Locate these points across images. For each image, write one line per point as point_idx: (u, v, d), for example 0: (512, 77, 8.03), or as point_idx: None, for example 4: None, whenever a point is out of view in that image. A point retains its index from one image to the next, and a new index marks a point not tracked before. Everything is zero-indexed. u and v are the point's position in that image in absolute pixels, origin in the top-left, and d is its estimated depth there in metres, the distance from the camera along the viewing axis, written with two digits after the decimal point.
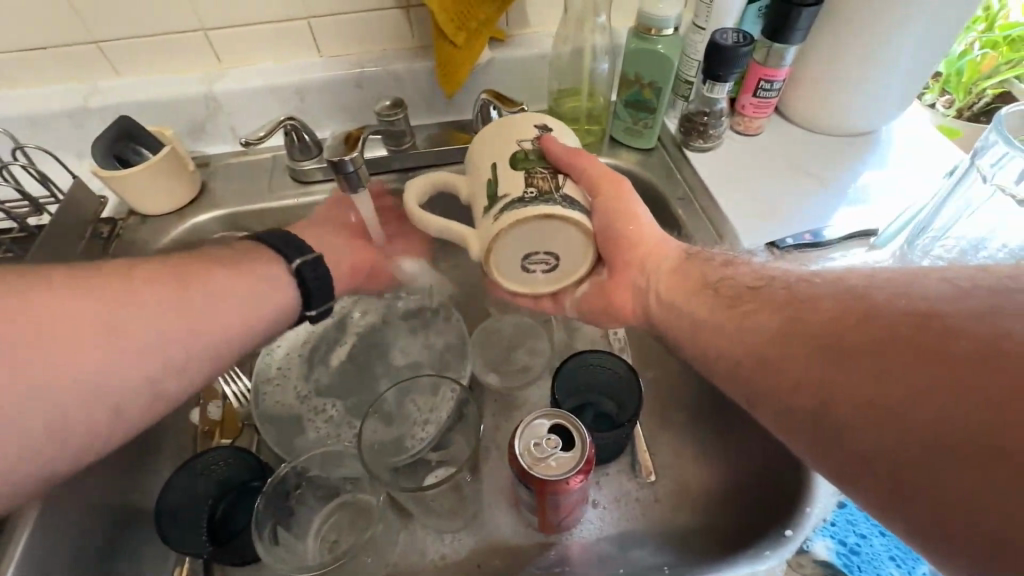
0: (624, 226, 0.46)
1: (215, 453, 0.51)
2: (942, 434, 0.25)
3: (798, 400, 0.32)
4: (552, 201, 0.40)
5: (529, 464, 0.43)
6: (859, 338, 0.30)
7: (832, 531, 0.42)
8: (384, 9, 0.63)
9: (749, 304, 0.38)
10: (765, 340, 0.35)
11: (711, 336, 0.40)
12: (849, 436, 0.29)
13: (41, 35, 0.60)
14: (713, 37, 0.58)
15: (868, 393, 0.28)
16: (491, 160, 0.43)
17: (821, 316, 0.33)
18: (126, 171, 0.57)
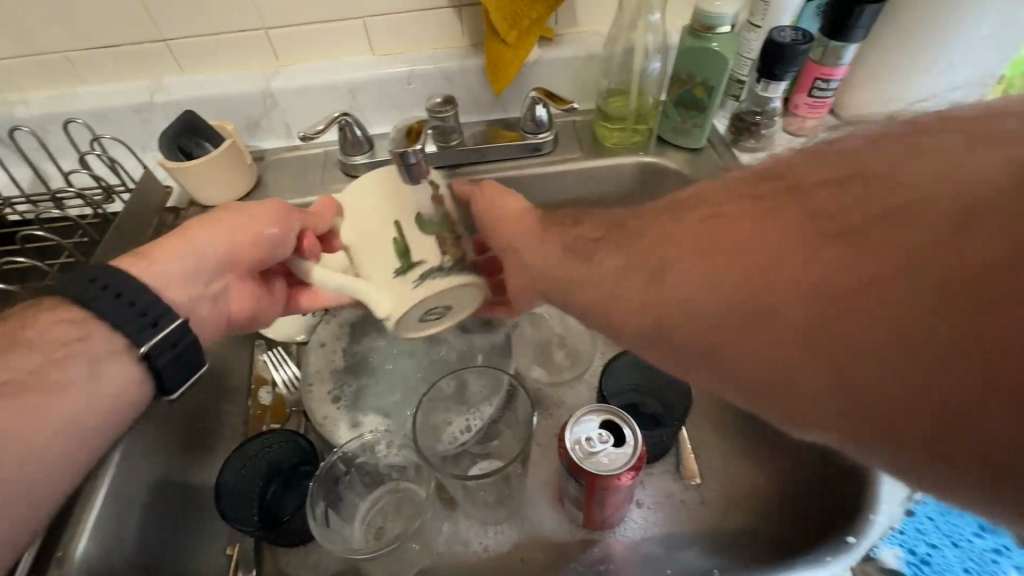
0: (503, 212, 0.49)
1: (270, 436, 0.52)
2: (960, 366, 0.21)
3: (770, 349, 0.27)
4: (464, 270, 0.43)
5: (580, 458, 0.42)
6: (788, 248, 0.27)
7: (901, 539, 0.40)
8: (438, 9, 0.65)
9: (660, 239, 0.35)
10: (679, 283, 0.32)
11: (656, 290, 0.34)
12: (802, 365, 0.26)
13: (114, 33, 0.63)
14: (770, 35, 0.57)
15: (859, 331, 0.24)
16: (390, 218, 0.41)
17: (741, 235, 0.30)
18: (191, 163, 0.59)
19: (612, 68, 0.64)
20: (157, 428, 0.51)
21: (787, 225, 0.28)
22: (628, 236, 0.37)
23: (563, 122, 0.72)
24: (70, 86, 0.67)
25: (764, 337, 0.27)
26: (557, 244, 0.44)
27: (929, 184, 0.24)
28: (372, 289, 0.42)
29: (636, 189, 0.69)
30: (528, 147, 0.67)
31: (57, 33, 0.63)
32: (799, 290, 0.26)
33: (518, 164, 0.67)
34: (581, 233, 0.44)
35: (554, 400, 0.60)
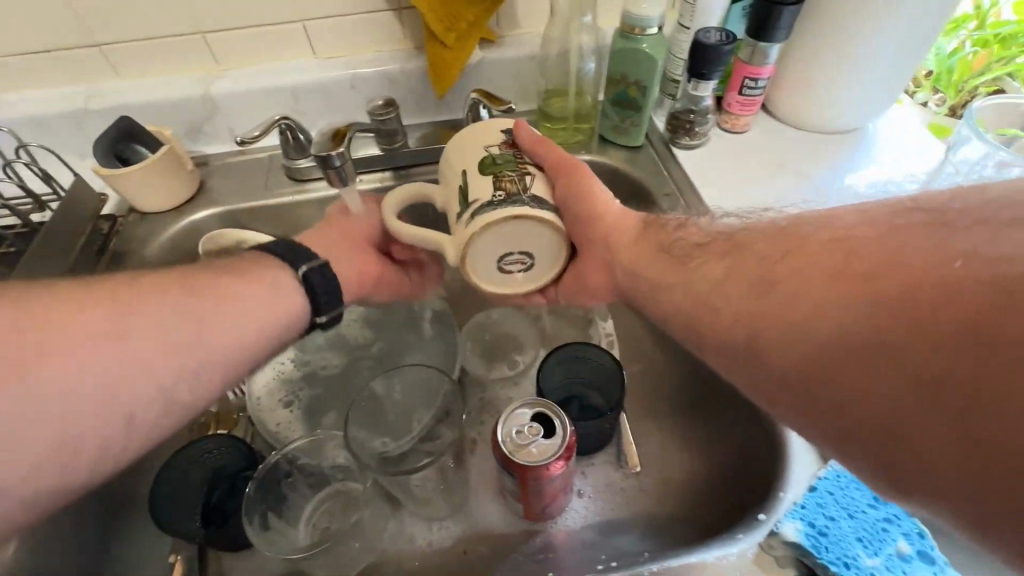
0: (582, 210, 0.46)
1: (210, 441, 0.52)
2: (962, 431, 0.24)
3: (809, 395, 0.31)
4: (519, 203, 0.40)
5: (511, 451, 0.44)
6: (834, 302, 0.30)
7: (802, 514, 0.43)
8: (378, 11, 0.65)
9: (756, 261, 0.38)
10: (738, 307, 0.37)
11: (712, 311, 0.39)
12: (837, 410, 0.30)
13: (45, 39, 0.62)
14: (697, 36, 0.59)
15: (884, 389, 0.27)
16: (460, 166, 0.43)
17: (812, 272, 0.33)
18: (126, 170, 0.59)
19: (551, 69, 0.65)
20: None
21: (848, 271, 0.31)
22: (736, 247, 0.40)
23: (508, 122, 0.73)
24: (1, 93, 0.66)
25: (802, 373, 0.31)
26: (652, 253, 0.46)
27: (1001, 257, 0.25)
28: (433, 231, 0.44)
29: None
30: None
31: None
32: (835, 336, 0.30)
33: None
34: (680, 241, 0.45)
35: (500, 396, 0.61)
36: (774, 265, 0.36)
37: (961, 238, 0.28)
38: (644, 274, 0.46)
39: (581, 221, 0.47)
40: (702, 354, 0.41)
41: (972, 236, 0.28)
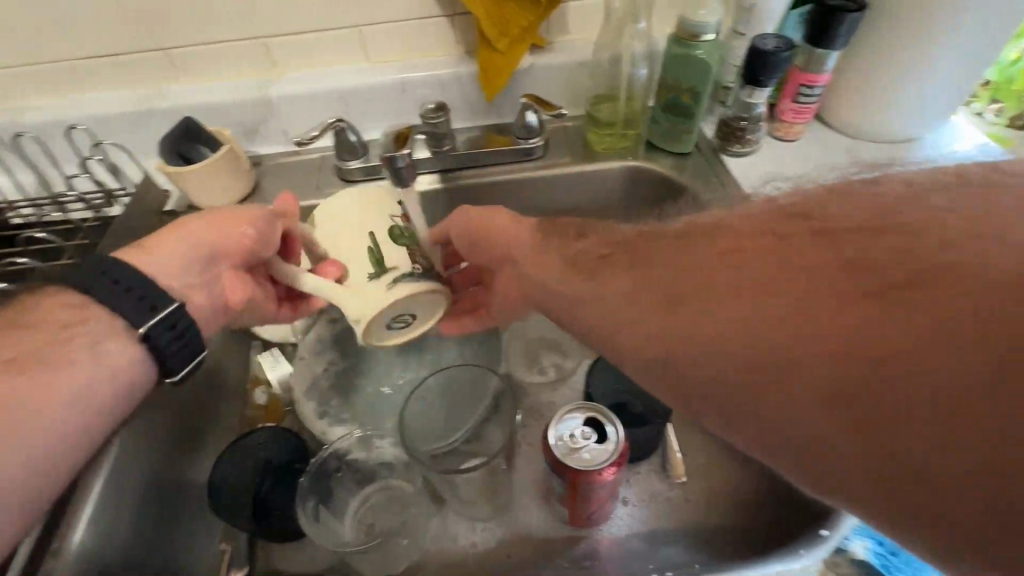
0: (496, 236, 0.49)
1: (261, 434, 0.54)
2: (920, 439, 0.24)
3: (753, 405, 0.29)
4: (433, 276, 0.43)
5: (564, 454, 0.43)
6: (777, 309, 0.29)
7: (871, 532, 0.42)
8: (432, 18, 0.67)
9: (694, 267, 0.34)
10: (677, 320, 0.33)
11: (637, 323, 0.36)
12: (786, 424, 0.28)
13: (118, 42, 0.65)
14: (754, 43, 0.59)
15: (832, 397, 0.26)
16: (368, 228, 0.42)
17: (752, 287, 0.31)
18: (188, 168, 0.61)
19: (601, 75, 0.65)
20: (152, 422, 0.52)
21: (798, 281, 0.29)
22: (641, 260, 0.38)
23: (555, 127, 0.73)
24: (74, 93, 0.69)
25: (746, 390, 0.30)
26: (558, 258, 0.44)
27: (935, 265, 0.26)
28: (346, 296, 0.40)
29: (625, 193, 0.70)
30: (519, 152, 0.69)
31: (60, 39, 0.64)
32: (781, 352, 0.28)
33: (511, 169, 0.69)
34: (584, 247, 0.43)
35: (542, 401, 0.61)
36: (715, 271, 0.33)
37: (892, 245, 0.28)
38: (547, 282, 0.44)
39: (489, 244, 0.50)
40: (633, 368, 0.37)
41: (901, 239, 0.28)
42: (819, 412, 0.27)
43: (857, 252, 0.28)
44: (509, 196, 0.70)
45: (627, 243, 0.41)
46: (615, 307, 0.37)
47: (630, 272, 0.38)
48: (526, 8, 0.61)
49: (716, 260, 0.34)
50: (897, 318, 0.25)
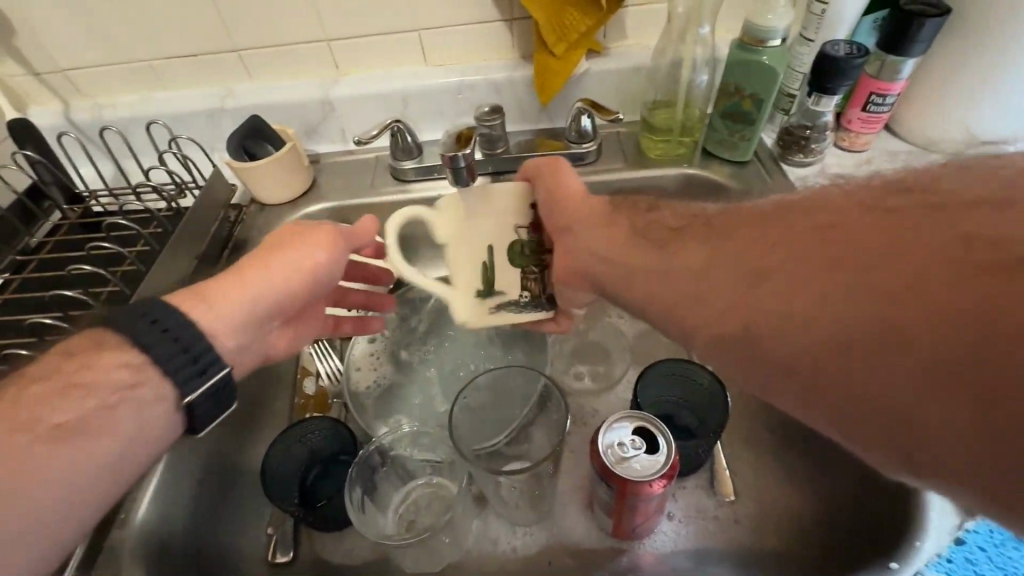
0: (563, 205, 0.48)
1: (313, 422, 0.54)
2: (944, 369, 0.24)
3: (782, 350, 0.30)
4: (539, 305, 0.51)
5: (612, 462, 0.43)
6: (808, 262, 0.31)
7: (948, 568, 0.42)
8: (491, 22, 0.67)
9: (762, 244, 0.34)
10: (743, 290, 0.33)
11: (678, 280, 0.38)
12: (809, 363, 0.29)
13: (193, 44, 0.69)
14: (823, 49, 0.57)
15: (859, 333, 0.27)
16: (488, 240, 0.48)
17: (819, 255, 0.31)
18: (252, 164, 0.64)
19: (659, 80, 0.64)
20: None
21: (859, 250, 0.29)
22: (704, 232, 0.39)
23: (608, 133, 0.73)
24: (153, 92, 0.73)
25: (766, 341, 0.31)
26: (622, 232, 0.45)
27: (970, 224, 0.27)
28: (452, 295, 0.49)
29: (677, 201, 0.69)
30: (571, 156, 0.69)
31: (143, 40, 0.68)
32: (811, 303, 0.29)
33: None
34: (654, 221, 0.44)
35: (587, 407, 0.60)
36: (783, 245, 0.33)
37: (975, 219, 0.27)
38: (612, 254, 0.44)
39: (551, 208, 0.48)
40: (675, 333, 0.39)
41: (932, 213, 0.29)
42: (877, 367, 0.26)
43: (923, 226, 0.28)
44: None
45: (700, 223, 0.41)
46: (685, 279, 0.38)
47: (703, 247, 0.38)
48: (586, 12, 0.61)
49: (784, 235, 0.34)
50: (960, 286, 0.24)
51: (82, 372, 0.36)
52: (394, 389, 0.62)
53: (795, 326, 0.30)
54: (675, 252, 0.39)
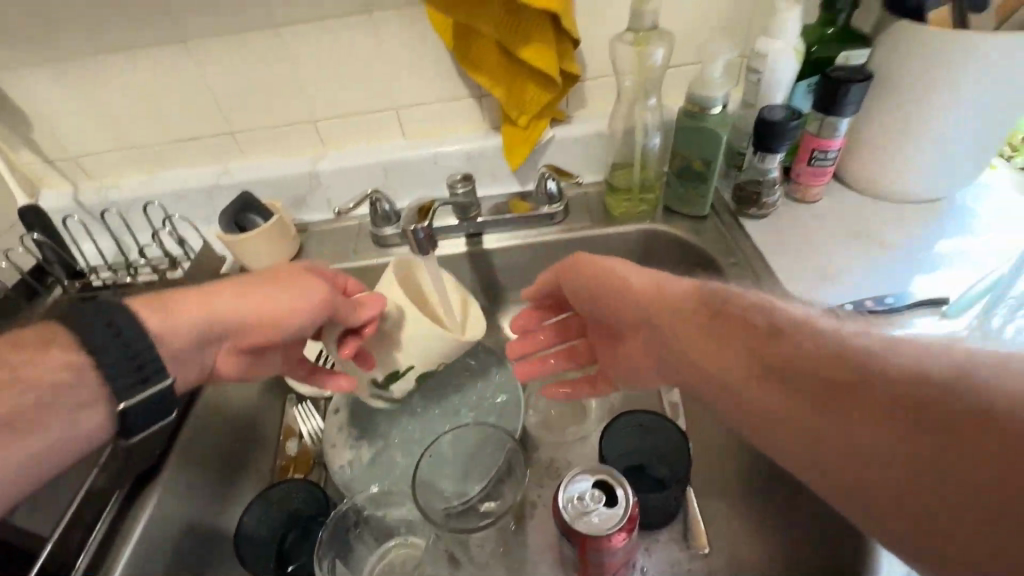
0: (608, 290, 0.47)
1: (288, 485, 0.55)
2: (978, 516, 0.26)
3: (818, 456, 0.32)
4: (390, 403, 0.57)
5: (572, 518, 0.44)
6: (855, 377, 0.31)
7: None
8: (461, 98, 0.73)
9: (790, 359, 0.35)
10: (772, 405, 0.35)
11: (719, 364, 0.39)
12: (846, 473, 0.31)
13: (191, 129, 0.75)
14: (761, 113, 0.61)
15: (899, 461, 0.29)
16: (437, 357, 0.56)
17: (843, 390, 0.32)
18: (241, 236, 0.68)
19: (616, 145, 0.69)
20: (193, 471, 0.56)
21: (885, 395, 0.30)
22: (762, 324, 0.38)
23: (576, 193, 0.77)
24: (154, 172, 0.80)
25: (807, 442, 0.33)
26: (674, 321, 0.43)
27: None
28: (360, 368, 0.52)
29: (643, 254, 0.73)
30: (540, 217, 0.73)
31: (146, 126, 0.75)
32: (857, 419, 0.31)
33: (533, 233, 0.73)
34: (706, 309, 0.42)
35: (562, 461, 0.61)
36: (811, 367, 0.33)
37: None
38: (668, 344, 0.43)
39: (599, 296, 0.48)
40: (718, 408, 0.40)
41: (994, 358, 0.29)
42: (890, 491, 0.29)
43: (968, 362, 0.29)
44: (533, 258, 0.74)
45: (710, 304, 0.41)
46: (711, 372, 0.39)
47: (729, 344, 0.38)
48: (544, 88, 0.66)
49: (812, 353, 0.34)
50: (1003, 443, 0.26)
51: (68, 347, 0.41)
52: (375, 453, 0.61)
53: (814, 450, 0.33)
54: (697, 347, 0.40)
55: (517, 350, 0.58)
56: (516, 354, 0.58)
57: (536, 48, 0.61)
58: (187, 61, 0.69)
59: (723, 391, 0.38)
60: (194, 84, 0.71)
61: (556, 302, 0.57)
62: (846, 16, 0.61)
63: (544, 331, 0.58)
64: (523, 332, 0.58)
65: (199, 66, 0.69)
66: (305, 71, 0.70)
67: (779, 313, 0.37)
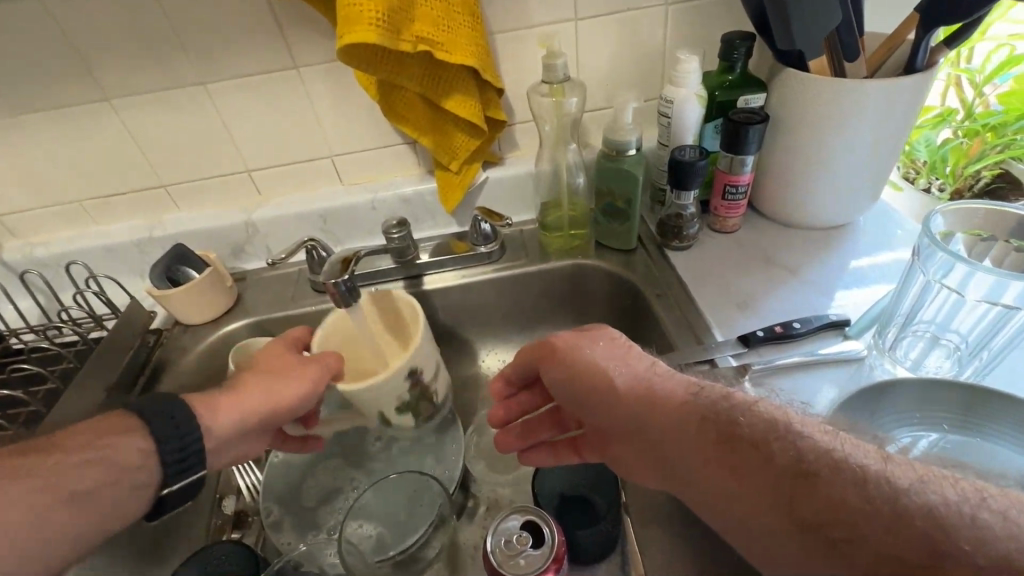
0: (586, 376, 0.46)
1: (220, 547, 0.52)
2: None
3: (748, 542, 0.34)
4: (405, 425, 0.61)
5: (500, 562, 0.44)
6: (788, 484, 0.33)
7: None
8: (396, 146, 0.76)
9: (807, 494, 0.32)
10: (792, 551, 0.32)
11: (668, 439, 0.40)
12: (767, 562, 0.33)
13: (122, 184, 0.75)
14: (673, 154, 0.65)
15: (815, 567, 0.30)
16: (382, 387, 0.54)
17: (857, 533, 0.30)
18: (173, 290, 0.67)
19: (544, 185, 0.72)
20: (115, 540, 0.54)
21: (903, 545, 0.29)
22: (727, 416, 0.38)
23: (512, 233, 0.80)
24: (84, 228, 0.78)
25: (738, 523, 0.35)
26: (646, 405, 0.42)
27: (945, 520, 0.29)
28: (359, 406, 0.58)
29: (577, 288, 0.75)
30: (477, 257, 0.75)
31: (75, 184, 0.74)
32: (785, 519, 0.32)
33: (471, 273, 0.74)
34: (679, 391, 0.43)
35: (504, 501, 0.62)
36: (830, 508, 0.31)
37: (961, 524, 0.29)
38: (633, 422, 0.43)
39: (573, 378, 0.47)
40: (661, 474, 0.41)
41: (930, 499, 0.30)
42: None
43: (899, 493, 0.31)
44: (472, 297, 0.75)
45: (714, 419, 0.39)
46: (714, 492, 0.36)
47: (685, 422, 0.40)
48: (472, 135, 0.69)
49: (830, 491, 0.32)
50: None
51: (139, 434, 0.43)
52: (320, 506, 0.61)
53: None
54: (701, 466, 0.37)
55: (498, 417, 0.59)
56: (501, 421, 0.58)
57: (458, 102, 0.64)
58: (115, 119, 0.69)
59: (735, 522, 0.35)
60: (123, 141, 0.71)
61: (531, 378, 0.57)
62: (742, 64, 0.66)
63: (523, 400, 0.58)
64: (500, 400, 0.59)
65: (128, 123, 0.69)
66: (237, 124, 0.71)
67: (755, 414, 0.38)
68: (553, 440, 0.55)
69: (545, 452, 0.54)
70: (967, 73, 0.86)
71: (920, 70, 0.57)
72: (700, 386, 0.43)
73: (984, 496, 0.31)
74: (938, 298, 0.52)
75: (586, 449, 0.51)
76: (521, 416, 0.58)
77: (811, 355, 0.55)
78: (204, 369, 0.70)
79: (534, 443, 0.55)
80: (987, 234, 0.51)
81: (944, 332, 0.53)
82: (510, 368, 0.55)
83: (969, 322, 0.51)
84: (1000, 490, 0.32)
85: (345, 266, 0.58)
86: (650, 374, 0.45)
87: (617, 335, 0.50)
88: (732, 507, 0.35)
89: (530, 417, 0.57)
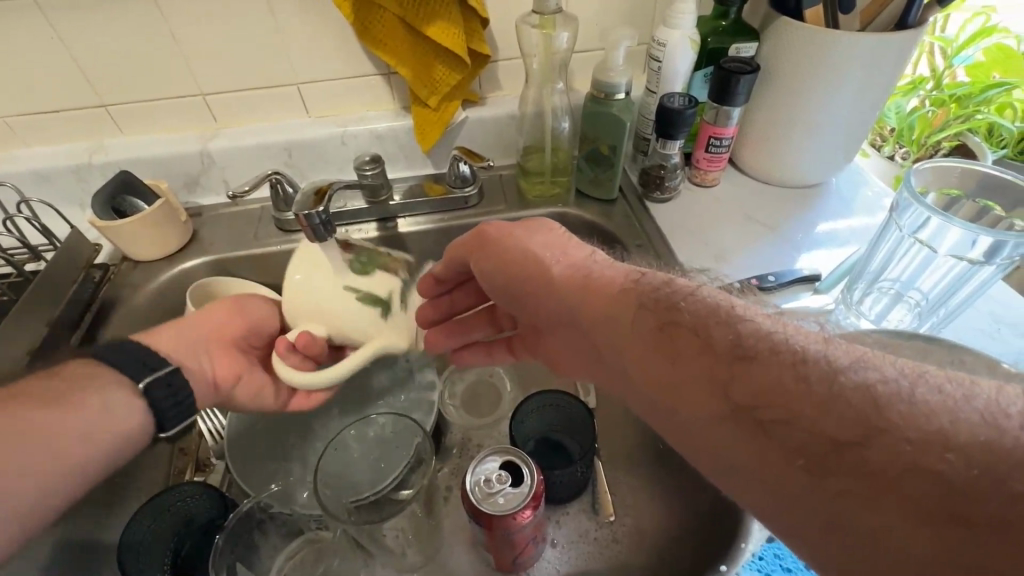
0: (527, 268, 0.44)
1: (187, 488, 0.51)
2: (821, 500, 0.27)
3: (693, 413, 0.33)
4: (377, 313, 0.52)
5: (479, 499, 0.44)
6: (721, 368, 0.32)
7: (759, 564, 0.46)
8: (369, 76, 0.70)
9: (741, 378, 0.31)
10: (724, 436, 0.31)
11: (607, 326, 0.39)
12: (711, 445, 0.32)
13: (54, 100, 0.66)
14: (662, 102, 0.63)
15: (752, 444, 0.30)
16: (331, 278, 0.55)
17: (794, 416, 0.29)
18: (120, 222, 0.61)
19: (527, 127, 0.69)
20: None
21: (837, 424, 0.27)
22: (668, 305, 0.36)
23: (490, 177, 0.77)
24: (13, 150, 0.70)
25: (674, 410, 0.34)
26: (592, 299, 0.40)
27: (875, 403, 0.27)
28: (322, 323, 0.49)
29: None
30: (454, 200, 0.72)
31: None
32: (726, 404, 0.31)
33: (447, 216, 0.72)
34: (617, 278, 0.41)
35: (475, 443, 0.62)
36: (760, 391, 0.30)
37: (904, 406, 0.27)
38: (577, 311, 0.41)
39: (506, 263, 0.46)
40: (611, 376, 0.40)
41: (874, 373, 0.29)
42: (746, 463, 0.30)
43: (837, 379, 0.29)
44: (447, 242, 0.72)
45: (654, 304, 0.37)
46: (652, 385, 0.35)
47: (629, 302, 0.38)
48: (453, 68, 0.65)
49: (766, 371, 0.30)
50: (853, 457, 0.27)
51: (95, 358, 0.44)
52: (287, 448, 0.60)
53: (762, 482, 0.29)
54: (646, 354, 0.36)
55: (427, 314, 0.55)
56: (429, 319, 0.55)
57: (440, 29, 0.60)
58: (41, 22, 0.60)
59: (670, 411, 0.34)
60: (51, 49, 0.62)
61: (465, 276, 0.55)
62: (737, 9, 0.64)
63: (455, 299, 0.56)
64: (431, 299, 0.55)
65: (58, 29, 0.61)
66: (189, 38, 0.63)
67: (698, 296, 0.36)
68: (486, 339, 0.58)
69: (479, 352, 0.59)
70: (941, 42, 0.85)
71: (911, 27, 0.57)
72: (641, 273, 0.41)
73: (922, 371, 0.29)
74: (910, 254, 0.54)
75: (520, 347, 0.56)
76: (452, 314, 0.57)
77: (784, 308, 0.56)
78: (159, 310, 0.66)
79: (472, 344, 0.58)
80: (963, 192, 0.53)
81: (907, 290, 0.56)
82: (442, 267, 0.52)
83: (935, 280, 0.54)
84: (947, 369, 0.29)
85: (318, 200, 0.54)
86: (589, 263, 0.43)
87: (554, 225, 0.48)
88: (673, 393, 0.34)
89: (464, 316, 0.57)
